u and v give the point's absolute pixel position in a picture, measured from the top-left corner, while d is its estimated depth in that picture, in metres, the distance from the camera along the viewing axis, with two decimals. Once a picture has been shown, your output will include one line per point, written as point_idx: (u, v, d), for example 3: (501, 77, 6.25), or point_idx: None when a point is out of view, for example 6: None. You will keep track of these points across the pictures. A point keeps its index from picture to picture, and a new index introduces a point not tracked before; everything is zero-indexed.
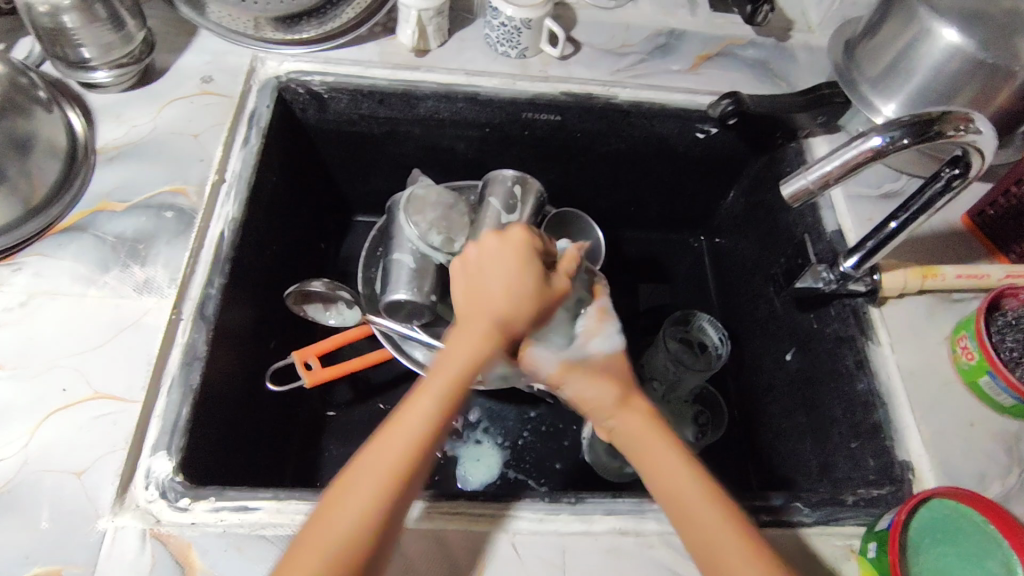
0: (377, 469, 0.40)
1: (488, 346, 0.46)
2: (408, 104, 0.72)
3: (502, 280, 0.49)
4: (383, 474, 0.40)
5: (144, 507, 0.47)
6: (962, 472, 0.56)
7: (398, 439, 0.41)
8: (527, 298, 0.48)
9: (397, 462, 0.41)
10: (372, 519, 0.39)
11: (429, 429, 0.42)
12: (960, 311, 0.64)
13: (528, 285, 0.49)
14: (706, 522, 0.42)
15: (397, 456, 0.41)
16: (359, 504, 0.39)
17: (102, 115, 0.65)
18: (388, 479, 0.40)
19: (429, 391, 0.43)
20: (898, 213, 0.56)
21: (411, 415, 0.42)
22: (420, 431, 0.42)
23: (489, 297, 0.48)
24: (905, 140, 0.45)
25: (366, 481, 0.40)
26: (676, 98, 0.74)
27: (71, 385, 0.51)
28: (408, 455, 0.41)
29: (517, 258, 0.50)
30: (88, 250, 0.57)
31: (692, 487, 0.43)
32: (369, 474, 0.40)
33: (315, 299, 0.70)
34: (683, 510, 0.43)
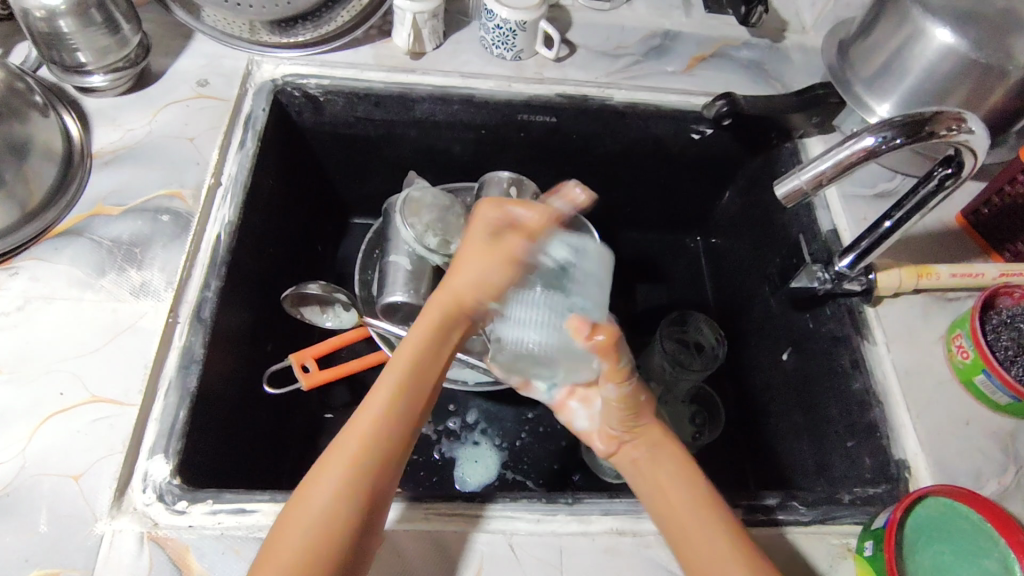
0: (344, 455, 0.45)
1: (439, 324, 0.53)
2: (404, 106, 0.72)
3: (465, 271, 0.55)
4: (358, 443, 0.45)
5: (142, 510, 0.47)
6: (958, 470, 0.56)
7: (356, 428, 0.46)
8: (486, 280, 0.54)
9: (360, 442, 0.45)
10: (347, 487, 0.43)
11: (385, 417, 0.47)
12: (955, 310, 0.64)
13: (502, 278, 0.54)
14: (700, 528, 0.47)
15: (363, 437, 0.46)
16: (338, 476, 0.44)
17: (98, 119, 0.65)
18: (359, 451, 0.45)
19: (382, 384, 0.48)
20: (892, 213, 0.57)
21: (369, 408, 0.47)
22: (385, 409, 0.47)
23: (462, 289, 0.54)
24: (898, 140, 0.45)
25: (342, 456, 0.45)
26: (671, 99, 0.75)
27: (68, 389, 0.51)
28: (376, 431, 0.46)
29: (488, 249, 0.55)
30: (84, 254, 0.57)
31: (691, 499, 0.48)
32: (348, 451, 0.45)
33: (312, 302, 0.69)
34: (683, 527, 0.47)
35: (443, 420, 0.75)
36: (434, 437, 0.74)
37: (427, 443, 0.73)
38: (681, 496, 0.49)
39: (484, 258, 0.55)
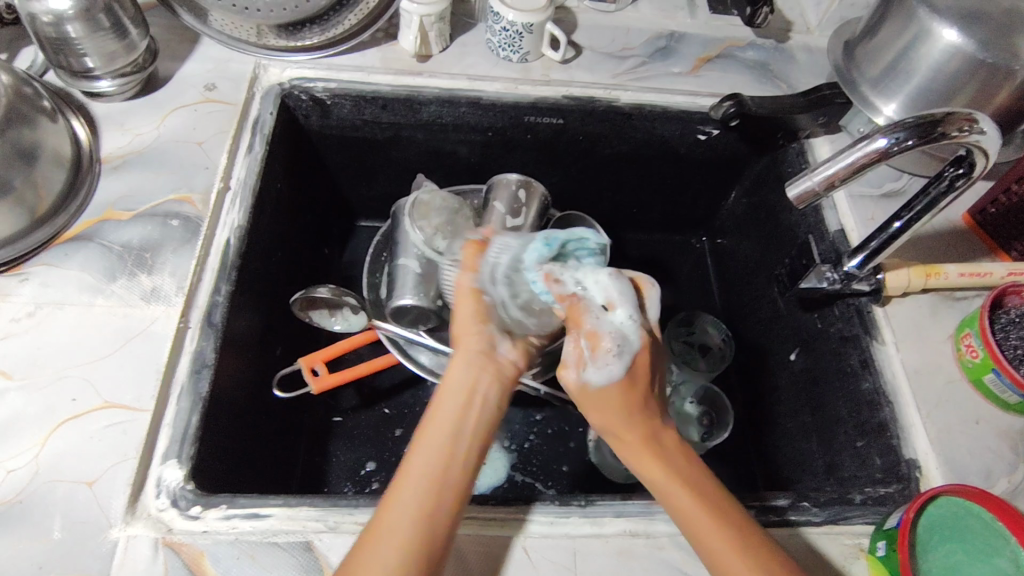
0: (389, 530, 0.43)
1: (463, 387, 0.51)
2: (410, 109, 0.72)
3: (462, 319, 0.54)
4: (415, 495, 0.45)
5: (156, 515, 0.47)
6: (969, 469, 0.56)
7: (399, 498, 0.45)
8: (472, 325, 0.54)
9: (406, 509, 0.44)
10: (410, 532, 0.43)
11: (428, 485, 0.46)
12: (964, 309, 0.64)
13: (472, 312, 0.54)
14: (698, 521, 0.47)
15: (410, 508, 0.44)
16: (391, 523, 0.44)
17: (106, 123, 0.65)
18: (417, 500, 0.45)
19: (417, 450, 0.47)
20: (901, 213, 0.57)
21: (407, 477, 0.46)
22: (429, 465, 0.46)
23: (460, 338, 0.54)
24: (910, 141, 0.45)
25: (400, 511, 0.44)
26: (677, 100, 0.75)
27: (81, 395, 0.51)
28: (428, 481, 0.46)
29: (461, 290, 0.55)
30: (94, 259, 0.57)
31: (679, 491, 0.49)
32: (406, 502, 0.45)
33: (320, 305, 0.69)
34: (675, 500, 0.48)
35: None
36: None
37: None
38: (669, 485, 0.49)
39: (459, 304, 0.55)
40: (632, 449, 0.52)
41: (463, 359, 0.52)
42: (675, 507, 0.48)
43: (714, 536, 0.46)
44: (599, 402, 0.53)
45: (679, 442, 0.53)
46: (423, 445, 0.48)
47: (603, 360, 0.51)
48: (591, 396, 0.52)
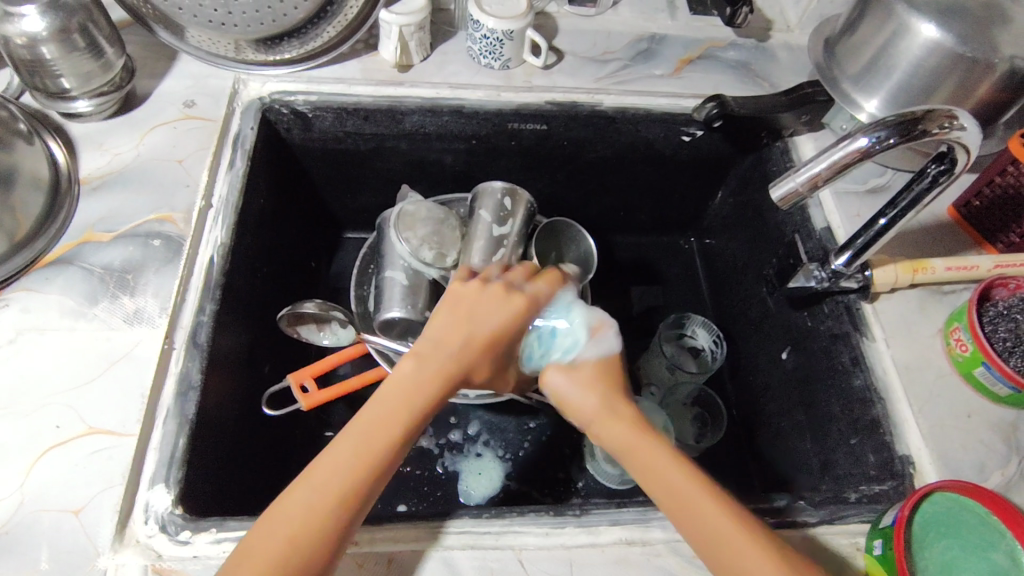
0: (290, 518, 0.41)
1: (437, 383, 0.48)
2: (393, 119, 0.72)
3: (474, 319, 0.51)
4: (333, 478, 0.43)
5: (145, 542, 0.47)
6: (963, 464, 0.56)
7: (314, 486, 0.42)
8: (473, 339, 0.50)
9: (317, 502, 0.42)
10: (298, 534, 0.41)
11: (350, 478, 0.43)
12: (952, 303, 0.64)
13: (485, 335, 0.50)
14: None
15: (318, 497, 0.42)
16: (319, 487, 0.42)
17: (84, 144, 0.64)
18: (330, 490, 0.42)
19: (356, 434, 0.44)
20: (886, 211, 0.56)
21: (331, 468, 0.43)
22: (353, 459, 0.43)
23: (455, 331, 0.50)
24: (892, 139, 0.45)
25: (300, 500, 0.42)
26: (660, 102, 0.75)
27: (64, 421, 0.50)
28: (348, 475, 0.43)
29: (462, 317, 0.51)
30: (76, 282, 0.56)
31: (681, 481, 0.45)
32: (310, 489, 0.42)
33: (308, 321, 0.70)
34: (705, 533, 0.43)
35: (444, 433, 0.76)
36: (437, 451, 0.74)
37: (430, 456, 0.74)
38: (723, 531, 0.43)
39: (460, 315, 0.51)
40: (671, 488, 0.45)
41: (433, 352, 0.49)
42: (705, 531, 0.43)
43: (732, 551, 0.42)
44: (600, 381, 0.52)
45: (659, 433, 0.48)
46: (364, 428, 0.45)
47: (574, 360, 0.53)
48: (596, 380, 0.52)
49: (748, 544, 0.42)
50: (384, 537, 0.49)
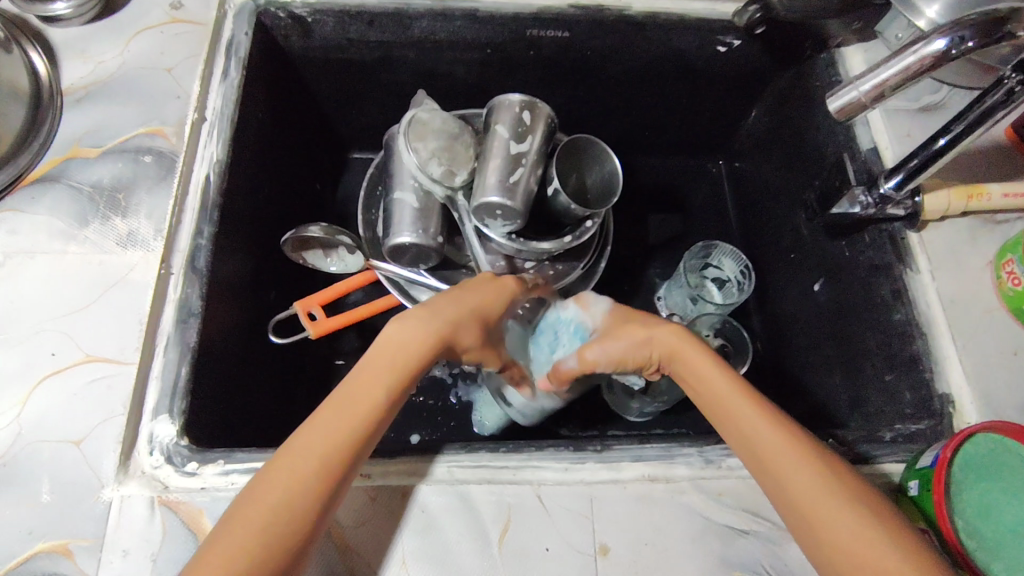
0: (275, 485, 0.40)
1: (424, 352, 0.47)
2: (400, 24, 0.65)
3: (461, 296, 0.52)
4: (314, 447, 0.41)
5: (150, 473, 0.45)
6: (1005, 404, 0.53)
7: (302, 455, 0.41)
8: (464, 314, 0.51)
9: (301, 468, 0.40)
10: (280, 502, 0.39)
11: (332, 448, 0.41)
12: (1006, 233, 0.59)
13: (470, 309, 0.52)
14: (834, 502, 0.40)
15: (302, 467, 0.40)
16: (311, 448, 0.41)
17: (65, 52, 0.58)
18: (312, 457, 0.41)
19: (340, 400, 0.44)
20: (950, 127, 0.49)
21: (316, 434, 0.42)
22: (337, 426, 0.42)
23: (446, 304, 0.51)
24: (971, 43, 0.39)
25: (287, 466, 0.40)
26: (696, 7, 0.67)
27: (61, 349, 0.48)
28: (330, 444, 0.41)
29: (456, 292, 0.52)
30: (64, 202, 0.52)
31: (775, 433, 0.43)
32: (296, 454, 0.41)
33: (314, 246, 0.66)
34: (796, 490, 0.41)
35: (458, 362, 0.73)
36: (450, 381, 0.72)
37: (443, 386, 0.72)
38: (812, 488, 0.41)
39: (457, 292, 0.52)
40: (723, 399, 0.46)
41: (421, 317, 0.49)
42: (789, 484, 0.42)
43: (828, 509, 0.40)
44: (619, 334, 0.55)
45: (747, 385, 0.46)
46: (348, 398, 0.44)
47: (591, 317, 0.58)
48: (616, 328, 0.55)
49: (807, 463, 0.42)
50: (399, 470, 0.47)
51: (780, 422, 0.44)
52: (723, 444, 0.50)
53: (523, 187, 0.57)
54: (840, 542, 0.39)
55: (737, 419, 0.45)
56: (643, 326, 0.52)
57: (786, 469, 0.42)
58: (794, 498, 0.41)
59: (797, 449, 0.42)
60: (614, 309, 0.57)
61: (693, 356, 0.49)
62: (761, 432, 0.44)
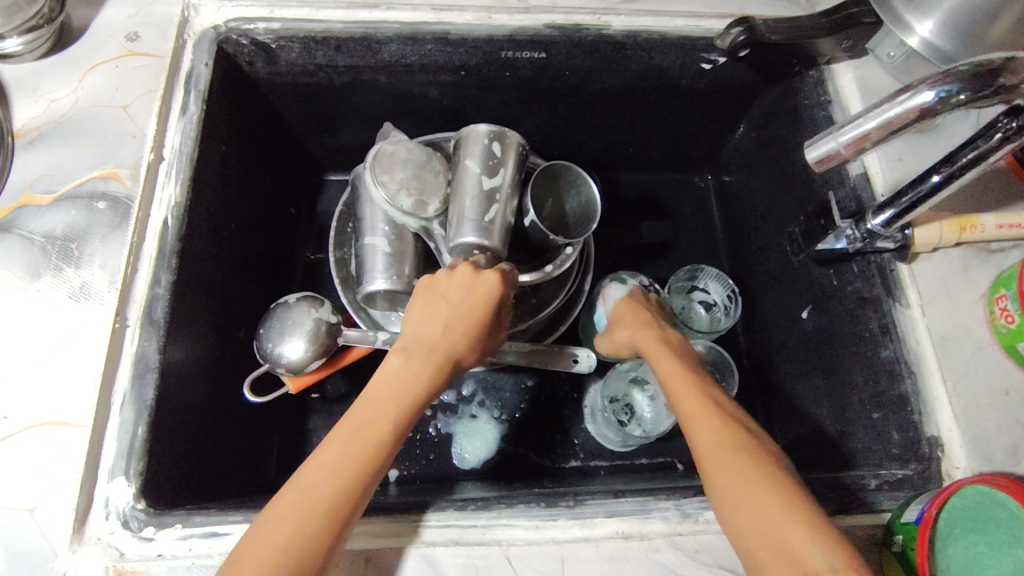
0: (270, 533, 0.39)
1: (421, 375, 0.45)
2: (369, 49, 0.63)
3: (447, 303, 0.48)
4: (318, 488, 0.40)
5: (106, 540, 0.44)
6: (996, 448, 0.51)
7: (305, 495, 0.40)
8: (454, 323, 0.47)
9: (306, 508, 0.39)
10: (283, 548, 0.38)
11: (335, 487, 0.40)
12: (1001, 263, 0.57)
13: (457, 315, 0.48)
14: (787, 537, 0.36)
15: (304, 507, 0.39)
16: (307, 496, 0.40)
17: (16, 90, 0.56)
18: (313, 499, 0.40)
19: (338, 434, 0.42)
20: (940, 166, 0.46)
21: (319, 472, 0.40)
22: (336, 463, 0.41)
23: (434, 319, 0.48)
24: (962, 96, 0.36)
25: (286, 508, 0.40)
26: (678, 24, 0.65)
27: (12, 411, 0.46)
28: (332, 484, 0.40)
29: (442, 300, 0.48)
30: (15, 253, 0.50)
31: (745, 477, 0.39)
32: (295, 495, 0.40)
33: (278, 324, 0.59)
34: (770, 539, 0.37)
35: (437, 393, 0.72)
36: (430, 413, 0.71)
37: (422, 419, 0.70)
38: (779, 533, 0.37)
39: (447, 299, 0.48)
40: (698, 433, 0.43)
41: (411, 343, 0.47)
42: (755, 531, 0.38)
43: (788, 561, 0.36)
44: (618, 310, 0.58)
45: (728, 424, 0.42)
46: (345, 428, 0.42)
47: (610, 293, 0.61)
48: (617, 310, 0.58)
49: (781, 512, 0.37)
50: (362, 532, 0.45)
51: (768, 472, 0.39)
52: (701, 496, 0.48)
53: (500, 222, 0.55)
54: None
55: (714, 470, 0.41)
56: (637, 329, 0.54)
57: (759, 514, 0.38)
58: (760, 548, 0.37)
59: (775, 496, 0.38)
60: (625, 297, 0.59)
61: (660, 362, 0.49)
62: (739, 488, 0.39)
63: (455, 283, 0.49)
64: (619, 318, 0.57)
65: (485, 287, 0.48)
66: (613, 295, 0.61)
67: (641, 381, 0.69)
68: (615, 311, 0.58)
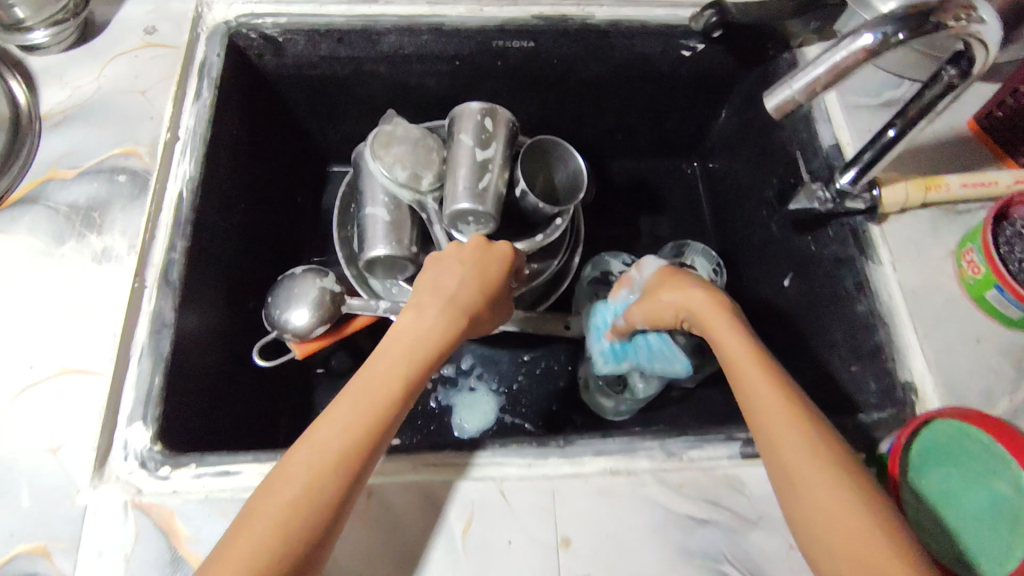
0: (295, 473, 0.41)
1: (436, 331, 0.49)
2: (369, 41, 0.67)
3: (456, 271, 0.53)
4: (339, 432, 0.43)
5: (124, 478, 0.47)
6: (968, 391, 0.54)
7: (329, 440, 0.42)
8: (465, 288, 0.52)
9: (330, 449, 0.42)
10: (308, 486, 0.41)
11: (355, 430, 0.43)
12: (968, 222, 0.60)
13: (466, 282, 0.53)
14: (855, 529, 0.39)
15: (328, 450, 0.42)
16: (328, 439, 0.42)
17: (44, 78, 0.60)
18: (336, 444, 0.42)
19: (357, 383, 0.45)
20: (895, 120, 0.50)
21: (342, 417, 0.43)
22: (356, 408, 0.44)
23: (447, 285, 0.52)
24: (900, 36, 0.40)
25: (308, 451, 0.42)
26: (658, 14, 0.69)
27: (38, 362, 0.49)
28: (352, 426, 0.43)
29: (452, 269, 0.53)
30: (42, 222, 0.54)
31: (810, 466, 0.41)
32: (318, 439, 0.42)
33: (287, 293, 0.63)
34: (832, 529, 0.39)
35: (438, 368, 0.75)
36: (430, 386, 0.74)
37: (423, 392, 0.73)
38: (845, 525, 0.39)
39: (458, 268, 0.53)
40: (765, 417, 0.44)
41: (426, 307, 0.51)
42: (821, 519, 0.40)
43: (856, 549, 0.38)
44: (657, 280, 0.58)
45: (800, 411, 0.43)
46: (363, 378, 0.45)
47: (646, 266, 0.61)
48: (657, 279, 0.58)
49: (849, 506, 0.39)
50: None
51: (837, 461, 0.41)
52: (684, 437, 0.51)
53: (492, 189, 0.59)
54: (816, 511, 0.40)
55: (783, 453, 0.42)
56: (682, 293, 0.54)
57: (824, 503, 0.40)
58: (823, 535, 0.39)
59: (838, 487, 0.40)
60: (665, 268, 0.58)
61: (722, 339, 0.49)
62: (807, 474, 0.41)
63: (465, 254, 0.54)
64: (653, 290, 0.57)
65: (491, 255, 0.55)
66: (648, 268, 0.61)
67: None
68: (653, 282, 0.58)
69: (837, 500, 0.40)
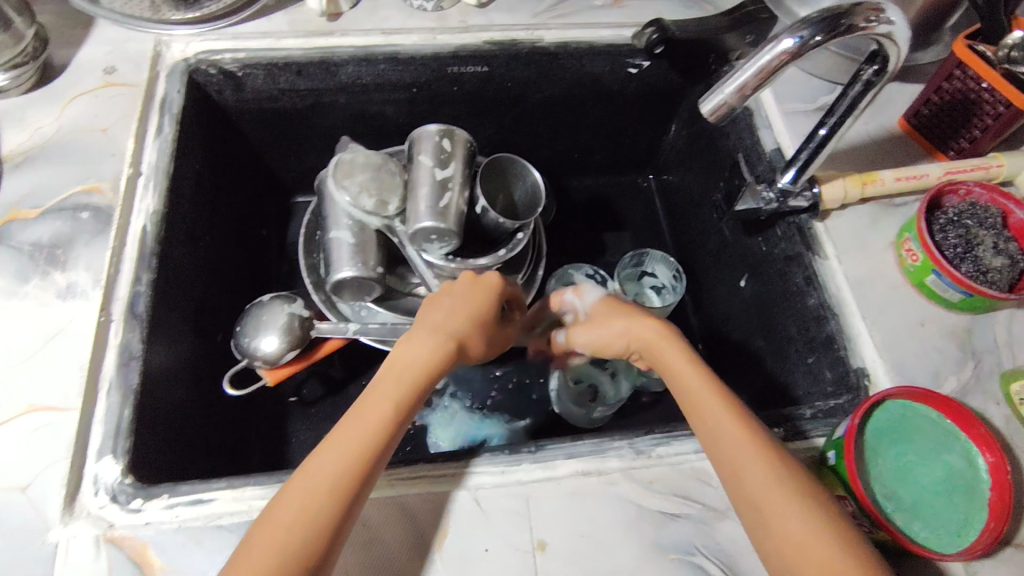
0: (291, 503, 0.41)
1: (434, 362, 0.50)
2: (327, 72, 0.69)
3: (455, 303, 0.54)
4: (337, 461, 0.43)
5: (96, 513, 0.46)
6: (917, 372, 0.56)
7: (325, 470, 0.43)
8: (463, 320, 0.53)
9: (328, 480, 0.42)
10: (302, 516, 0.41)
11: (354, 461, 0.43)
12: (904, 214, 0.64)
13: (465, 314, 0.53)
14: (814, 531, 0.40)
15: (325, 481, 0.42)
16: (327, 470, 0.42)
17: (3, 121, 0.61)
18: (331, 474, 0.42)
19: (358, 413, 0.46)
20: (826, 119, 0.55)
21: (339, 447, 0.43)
22: (354, 440, 0.44)
23: (446, 315, 0.53)
24: (818, 37, 0.43)
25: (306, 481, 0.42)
26: (603, 34, 0.72)
27: (5, 401, 0.49)
28: (350, 456, 0.43)
29: (452, 300, 0.54)
30: (5, 262, 0.54)
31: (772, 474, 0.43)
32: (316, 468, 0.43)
33: (256, 321, 0.63)
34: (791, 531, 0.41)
35: None
36: None
37: None
38: (805, 529, 0.41)
39: (455, 299, 0.54)
40: (726, 432, 0.46)
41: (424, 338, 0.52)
42: (782, 523, 0.41)
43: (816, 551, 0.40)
44: (599, 308, 0.60)
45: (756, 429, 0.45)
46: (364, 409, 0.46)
47: (583, 293, 0.62)
48: (601, 307, 0.59)
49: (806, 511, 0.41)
50: None
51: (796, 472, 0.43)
52: (651, 434, 0.53)
53: (456, 209, 0.61)
54: (785, 524, 0.41)
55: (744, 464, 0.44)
56: (628, 320, 0.56)
57: (784, 507, 0.42)
58: (781, 536, 0.41)
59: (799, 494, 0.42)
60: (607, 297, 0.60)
61: (678, 363, 0.51)
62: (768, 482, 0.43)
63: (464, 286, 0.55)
64: (598, 316, 0.59)
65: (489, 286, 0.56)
66: (587, 295, 0.62)
67: (600, 361, 0.75)
68: (598, 308, 0.60)
69: (807, 506, 0.42)
